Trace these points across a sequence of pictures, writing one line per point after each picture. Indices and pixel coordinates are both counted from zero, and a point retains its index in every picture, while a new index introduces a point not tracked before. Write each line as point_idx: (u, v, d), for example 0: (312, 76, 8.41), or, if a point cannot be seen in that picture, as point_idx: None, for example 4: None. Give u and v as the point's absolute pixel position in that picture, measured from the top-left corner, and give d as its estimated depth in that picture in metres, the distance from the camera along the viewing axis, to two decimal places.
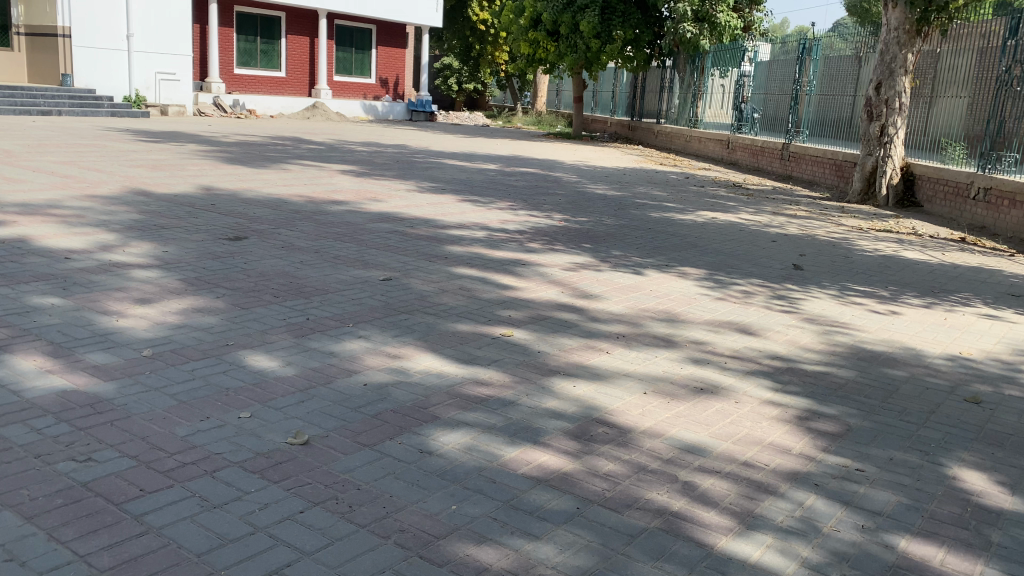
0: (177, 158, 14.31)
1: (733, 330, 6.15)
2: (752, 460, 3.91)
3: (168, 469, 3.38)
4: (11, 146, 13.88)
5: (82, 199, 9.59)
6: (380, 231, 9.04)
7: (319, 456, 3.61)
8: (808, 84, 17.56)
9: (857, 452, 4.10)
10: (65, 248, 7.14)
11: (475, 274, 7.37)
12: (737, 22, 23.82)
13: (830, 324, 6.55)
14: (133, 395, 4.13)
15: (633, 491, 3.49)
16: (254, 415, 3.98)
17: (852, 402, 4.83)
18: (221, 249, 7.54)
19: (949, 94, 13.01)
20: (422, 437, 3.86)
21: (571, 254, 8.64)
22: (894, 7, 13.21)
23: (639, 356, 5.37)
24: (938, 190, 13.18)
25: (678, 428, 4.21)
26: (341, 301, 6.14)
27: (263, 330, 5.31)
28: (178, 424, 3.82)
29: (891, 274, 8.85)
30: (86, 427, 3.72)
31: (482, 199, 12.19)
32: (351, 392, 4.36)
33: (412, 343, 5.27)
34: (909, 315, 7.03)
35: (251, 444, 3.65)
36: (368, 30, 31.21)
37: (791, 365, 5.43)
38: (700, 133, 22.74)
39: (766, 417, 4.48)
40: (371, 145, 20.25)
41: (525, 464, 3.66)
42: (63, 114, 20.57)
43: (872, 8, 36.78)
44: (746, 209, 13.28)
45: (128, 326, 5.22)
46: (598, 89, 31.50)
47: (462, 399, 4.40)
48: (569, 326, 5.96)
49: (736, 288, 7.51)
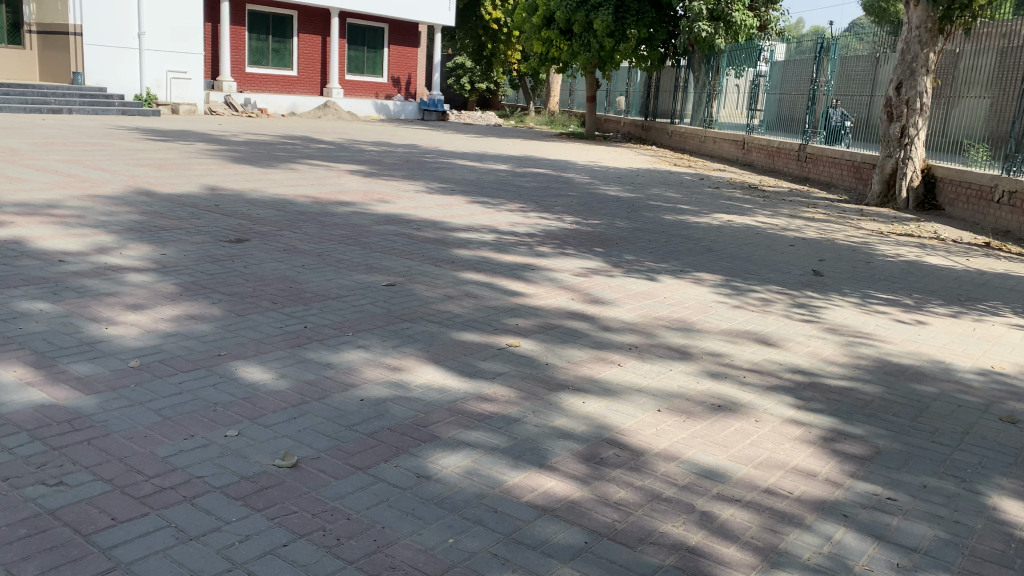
0: (183, 157, 14.13)
1: (752, 341, 5.86)
2: (775, 487, 3.63)
3: (144, 494, 3.14)
4: (18, 144, 13.72)
5: (83, 198, 9.41)
6: (386, 233, 8.81)
7: (308, 480, 3.36)
8: (825, 84, 17.18)
9: (887, 479, 3.81)
10: (60, 250, 6.93)
11: (482, 280, 7.10)
12: (753, 22, 23.45)
13: (853, 334, 6.25)
14: (116, 410, 3.89)
15: (646, 523, 3.21)
16: (241, 434, 3.73)
17: (880, 421, 4.53)
18: (221, 252, 7.31)
19: (971, 94, 12.63)
20: (419, 459, 3.60)
21: (582, 259, 8.36)
22: (916, 5, 12.82)
23: (653, 368, 5.08)
24: (960, 193, 12.81)
25: (694, 450, 3.93)
26: (341, 307, 5.88)
27: (257, 339, 5.06)
28: (159, 443, 3.58)
29: (915, 281, 8.52)
30: (61, 446, 3.49)
31: (492, 201, 11.94)
32: (347, 408, 4.11)
33: (414, 354, 5.01)
34: (936, 325, 6.71)
35: (236, 467, 3.41)
36: (380, 29, 31.05)
37: (813, 380, 5.13)
38: (715, 133, 22.36)
39: (789, 437, 4.19)
40: (381, 144, 19.99)
41: (529, 492, 3.40)
42: (74, 112, 20.45)
43: (892, 7, 36.19)
44: (762, 212, 12.95)
45: (118, 334, 4.99)
46: (611, 89, 31.18)
47: (464, 416, 4.13)
48: (579, 335, 5.68)
49: (754, 295, 7.22)
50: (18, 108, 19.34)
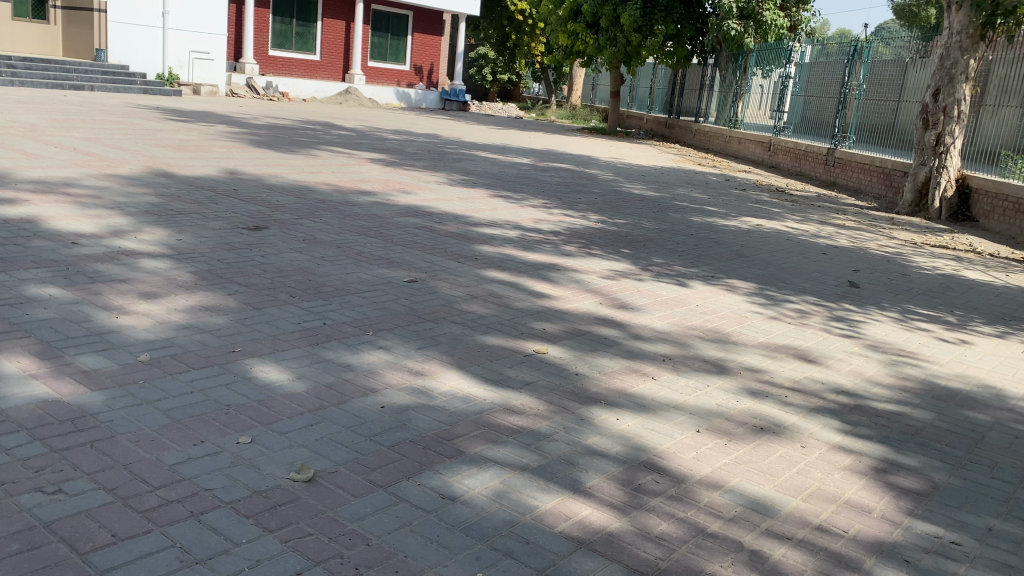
0: (204, 139, 13.94)
1: (792, 357, 5.56)
2: (828, 524, 3.34)
3: (147, 508, 2.90)
4: (37, 119, 13.56)
5: (100, 177, 9.22)
6: (408, 226, 8.56)
7: (324, 497, 3.11)
8: (857, 88, 16.57)
9: (949, 519, 3.51)
10: (73, 231, 6.71)
11: (507, 279, 6.81)
12: (784, 21, 22.88)
13: (896, 353, 5.94)
14: (122, 410, 3.65)
15: (692, 563, 2.94)
16: (255, 441, 3.49)
17: (934, 451, 4.23)
18: (239, 239, 7.07)
19: (1009, 103, 12.06)
20: (444, 478, 3.34)
21: (609, 261, 8.06)
22: (958, 10, 12.51)
23: (689, 385, 4.79)
24: (996, 206, 12.36)
25: (738, 478, 3.65)
26: (362, 304, 5.62)
27: (274, 335, 4.81)
28: (166, 449, 3.34)
29: (955, 296, 8.19)
30: (62, 448, 3.25)
31: (515, 196, 11.63)
32: (367, 417, 3.85)
33: (437, 358, 4.74)
34: (982, 346, 6.38)
35: (248, 480, 3.16)
36: (404, 16, 30.76)
37: (859, 402, 4.83)
38: (740, 133, 21.93)
39: (839, 467, 3.90)
40: (403, 133, 19.71)
41: (565, 520, 3.13)
42: (96, 89, 20.33)
43: (922, 12, 35.52)
44: (791, 216, 12.61)
45: (128, 324, 4.76)
46: (635, 85, 30.82)
47: (491, 429, 3.86)
48: (610, 344, 5.40)
49: (790, 307, 6.91)
50: (40, 83, 19.28)
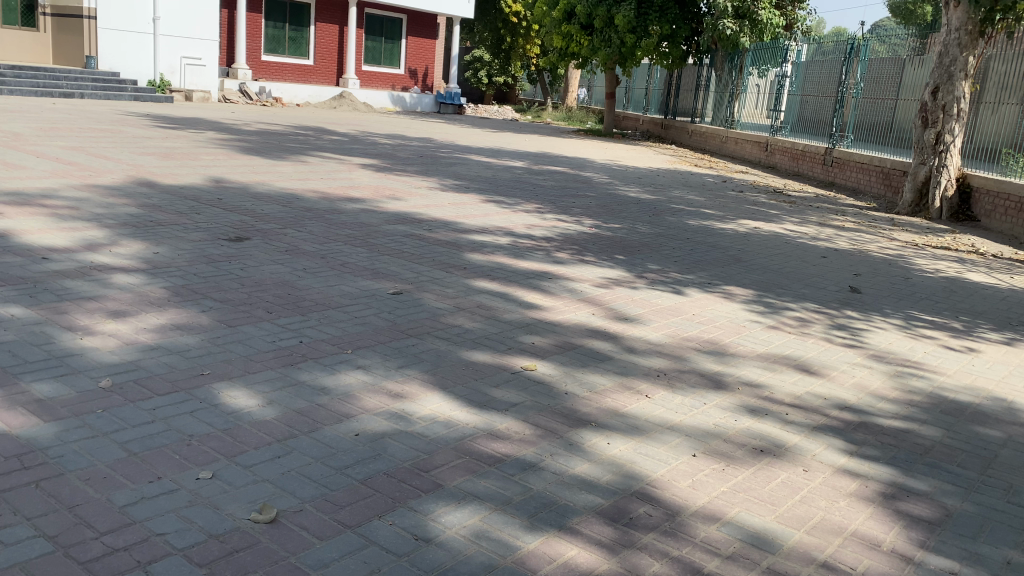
0: (192, 146, 13.68)
1: (792, 369, 5.31)
2: (834, 560, 3.10)
3: (89, 558, 2.65)
4: (20, 128, 13.29)
5: (80, 188, 8.96)
6: (395, 234, 8.32)
7: (286, 540, 2.86)
8: (854, 87, 16.28)
9: (964, 551, 3.27)
10: (45, 246, 6.45)
11: (495, 289, 6.57)
12: (779, 21, 22.69)
13: (902, 363, 5.69)
14: (75, 443, 3.40)
15: None
16: (216, 476, 3.24)
17: (945, 474, 3.98)
18: (217, 252, 6.82)
19: (1010, 100, 11.84)
20: (418, 517, 3.09)
21: (602, 268, 7.81)
22: (957, 6, 12.27)
23: (685, 403, 4.54)
24: (998, 205, 12.10)
25: (737, 508, 3.41)
26: (342, 319, 5.38)
27: (246, 356, 4.56)
28: (118, 487, 3.09)
29: (959, 301, 7.94)
30: (4, 489, 3.00)
31: (507, 201, 11.37)
32: (338, 446, 3.60)
33: (419, 378, 4.49)
34: (990, 354, 6.13)
35: (205, 522, 2.92)
36: (398, 20, 30.53)
37: (864, 419, 4.58)
38: (737, 133, 21.69)
39: (844, 493, 3.65)
40: (397, 137, 19.44)
41: (548, 563, 2.88)
42: (85, 98, 20.07)
43: (918, 9, 35.35)
44: (790, 218, 12.37)
45: (92, 346, 4.50)
46: (631, 86, 30.60)
47: (472, 459, 3.61)
48: (602, 359, 5.14)
49: (790, 315, 6.67)
50: (29, 91, 19.01)
